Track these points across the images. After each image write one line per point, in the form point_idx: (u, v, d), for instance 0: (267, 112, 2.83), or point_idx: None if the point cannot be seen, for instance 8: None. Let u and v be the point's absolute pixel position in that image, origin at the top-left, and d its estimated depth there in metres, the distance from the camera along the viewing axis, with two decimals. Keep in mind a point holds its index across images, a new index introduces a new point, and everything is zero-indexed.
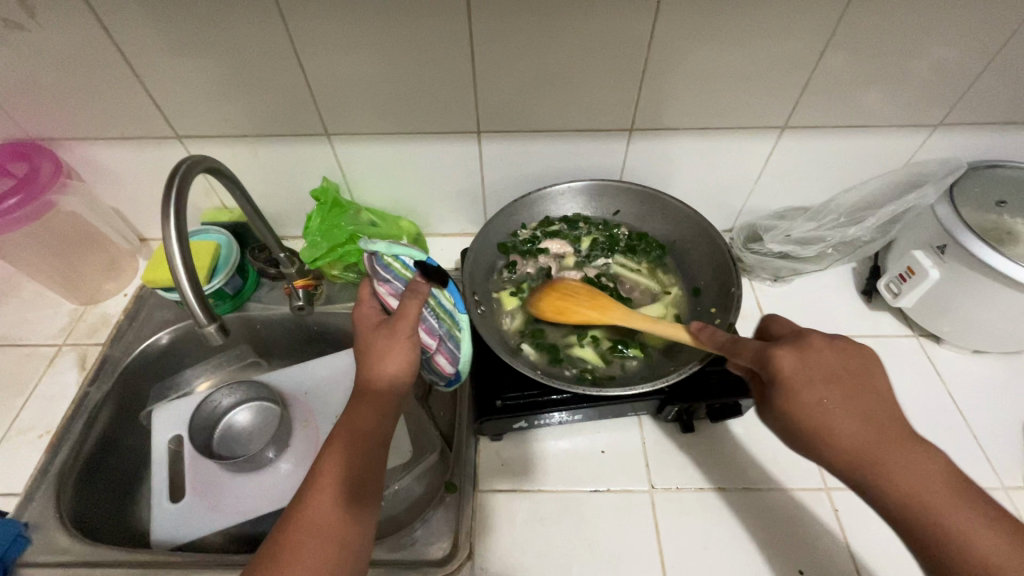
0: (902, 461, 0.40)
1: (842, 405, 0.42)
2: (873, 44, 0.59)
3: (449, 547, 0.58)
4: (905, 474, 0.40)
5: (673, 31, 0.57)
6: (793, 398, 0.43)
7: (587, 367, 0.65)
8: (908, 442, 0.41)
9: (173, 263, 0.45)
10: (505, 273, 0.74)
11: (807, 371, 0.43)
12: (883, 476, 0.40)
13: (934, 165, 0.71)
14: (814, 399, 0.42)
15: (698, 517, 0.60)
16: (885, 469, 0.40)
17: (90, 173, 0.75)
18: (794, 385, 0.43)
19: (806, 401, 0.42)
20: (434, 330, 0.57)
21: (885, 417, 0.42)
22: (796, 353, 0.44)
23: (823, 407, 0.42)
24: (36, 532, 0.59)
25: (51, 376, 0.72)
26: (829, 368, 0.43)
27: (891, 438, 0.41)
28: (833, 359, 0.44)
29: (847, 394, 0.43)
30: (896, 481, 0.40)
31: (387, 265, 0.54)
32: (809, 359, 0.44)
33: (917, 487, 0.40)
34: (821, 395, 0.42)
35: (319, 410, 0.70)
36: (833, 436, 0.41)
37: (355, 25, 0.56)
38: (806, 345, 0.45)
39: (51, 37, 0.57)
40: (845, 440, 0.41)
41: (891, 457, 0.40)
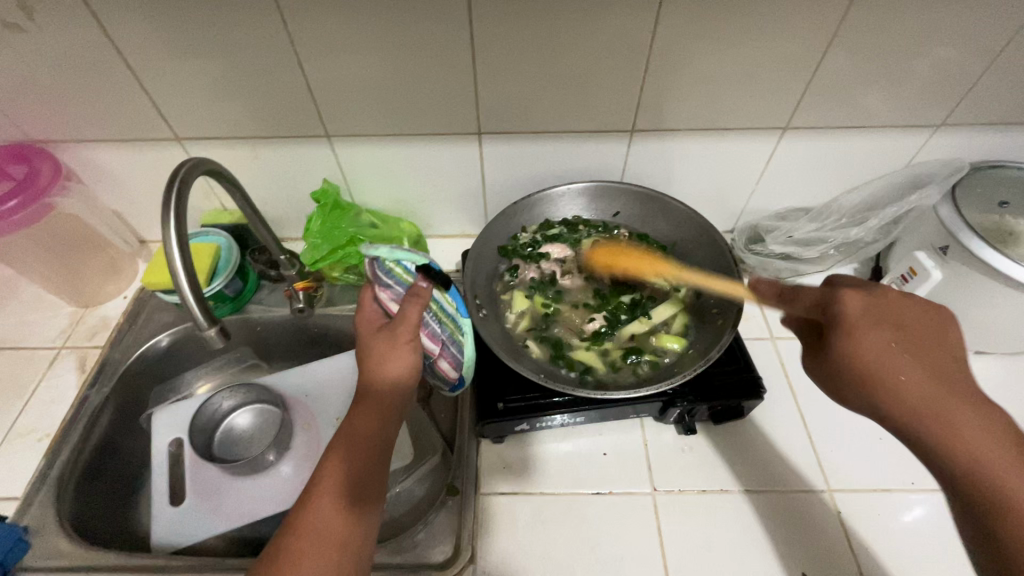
0: (966, 412, 0.38)
1: (907, 350, 0.41)
2: (875, 44, 0.59)
3: (451, 550, 0.57)
4: (967, 425, 0.38)
5: (674, 32, 0.57)
6: (856, 336, 0.41)
7: (598, 374, 0.64)
8: (974, 399, 0.39)
9: (173, 267, 0.45)
10: (506, 279, 0.74)
11: (873, 313, 0.42)
12: (945, 424, 0.38)
13: (936, 165, 0.70)
14: (880, 339, 0.41)
15: (700, 519, 0.60)
16: (947, 416, 0.38)
17: (89, 175, 0.74)
18: (859, 324, 0.42)
19: (869, 339, 0.41)
20: (437, 335, 0.56)
21: (952, 372, 0.40)
22: (865, 297, 0.43)
23: (889, 348, 0.40)
24: (36, 536, 0.58)
25: (50, 379, 0.72)
26: (898, 316, 0.42)
27: (955, 391, 0.39)
28: (903, 309, 0.43)
29: (911, 342, 0.41)
30: (959, 432, 0.38)
31: (387, 270, 0.53)
32: (877, 304, 0.43)
33: (983, 445, 0.37)
34: (887, 336, 0.41)
35: (320, 413, 0.70)
36: (896, 379, 0.40)
37: (355, 26, 0.56)
38: (876, 292, 0.44)
39: (49, 39, 0.56)
40: (904, 384, 0.39)
41: (957, 407, 0.38)
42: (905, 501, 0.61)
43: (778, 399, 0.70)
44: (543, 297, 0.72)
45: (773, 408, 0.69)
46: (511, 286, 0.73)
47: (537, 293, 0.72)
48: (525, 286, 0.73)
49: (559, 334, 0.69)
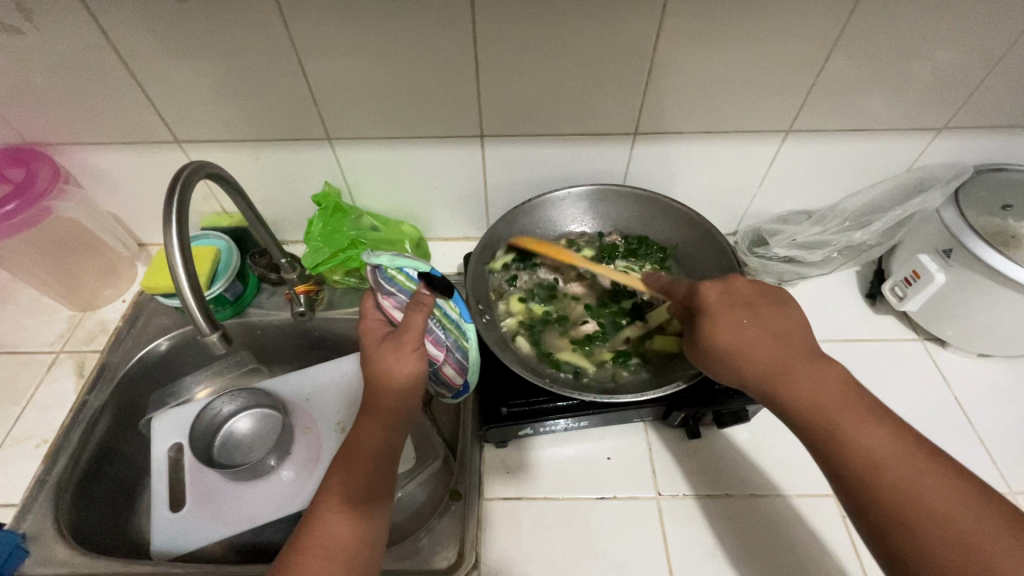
0: (806, 372, 0.45)
1: (758, 327, 0.48)
2: (879, 47, 0.59)
3: (455, 556, 0.57)
4: (807, 382, 0.45)
5: (678, 35, 0.57)
6: (715, 321, 0.49)
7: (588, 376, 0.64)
8: (811, 358, 0.46)
9: (174, 271, 0.44)
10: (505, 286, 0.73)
11: (727, 300, 0.50)
12: (785, 383, 0.45)
13: (941, 169, 0.72)
14: (734, 320, 0.48)
15: (706, 523, 0.60)
16: (789, 378, 0.45)
17: (87, 178, 0.74)
18: (716, 311, 0.49)
19: (725, 322, 0.48)
20: (441, 341, 0.57)
21: (793, 339, 0.48)
22: (720, 287, 0.51)
23: (741, 328, 0.48)
24: (34, 543, 0.58)
25: (48, 384, 0.71)
26: (749, 300, 0.50)
27: (796, 354, 0.47)
28: (749, 291, 0.51)
29: (759, 317, 0.49)
30: (797, 388, 0.45)
31: (391, 278, 0.54)
32: (730, 290, 0.51)
33: (817, 397, 0.44)
34: (740, 317, 0.48)
35: (321, 417, 0.70)
36: (747, 352, 0.47)
37: (357, 29, 0.56)
38: (729, 281, 0.52)
39: (48, 41, 0.56)
40: (753, 353, 0.47)
41: (796, 368, 0.46)
42: None
43: None
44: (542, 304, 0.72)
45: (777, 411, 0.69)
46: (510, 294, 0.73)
47: (532, 298, 0.73)
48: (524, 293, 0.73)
49: (555, 338, 0.69)
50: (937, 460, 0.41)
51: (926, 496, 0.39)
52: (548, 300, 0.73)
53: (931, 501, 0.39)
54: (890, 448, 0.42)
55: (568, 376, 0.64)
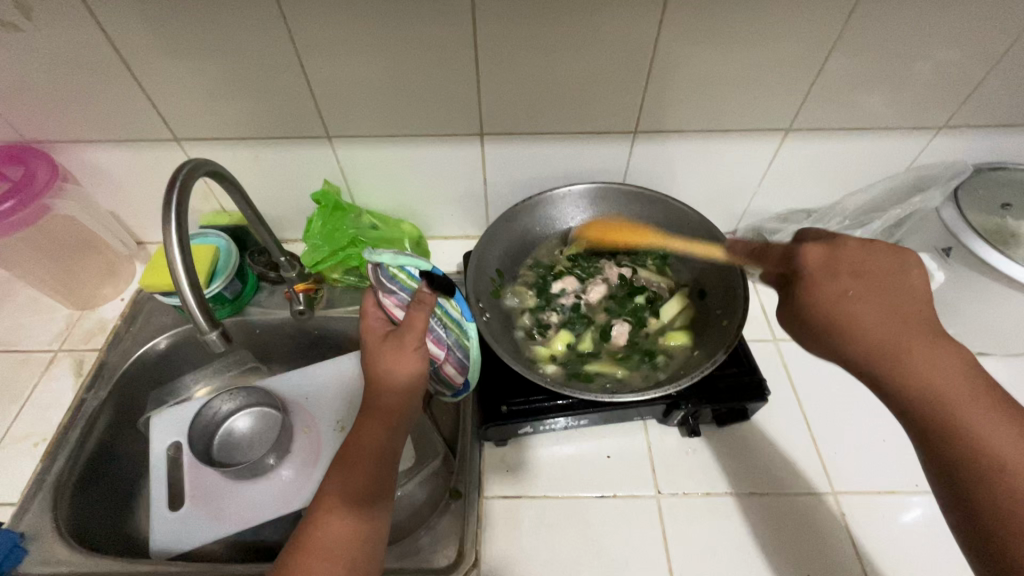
0: (927, 355, 0.39)
1: (872, 297, 0.41)
2: (878, 47, 0.59)
3: (455, 554, 0.57)
4: (926, 367, 0.39)
5: (678, 33, 0.57)
6: (816, 290, 0.43)
7: (603, 377, 0.64)
8: (932, 336, 0.40)
9: (174, 269, 0.44)
10: (520, 315, 0.71)
11: (835, 265, 0.43)
12: (901, 362, 0.39)
13: (940, 169, 0.72)
14: (840, 289, 0.42)
15: (705, 521, 0.60)
16: (903, 358, 0.39)
17: (86, 176, 0.74)
18: (819, 277, 0.43)
19: (828, 291, 0.42)
20: (442, 340, 0.58)
21: (914, 314, 0.41)
22: (826, 248, 0.44)
23: (848, 298, 0.42)
24: (33, 543, 0.58)
25: (46, 383, 0.71)
26: (865, 266, 0.43)
27: (916, 332, 0.40)
28: (865, 256, 0.43)
29: (872, 287, 0.42)
30: (913, 368, 0.39)
31: (392, 277, 0.54)
32: (840, 256, 0.43)
33: (936, 381, 0.39)
34: (847, 285, 0.42)
35: (320, 415, 0.69)
36: (855, 327, 0.41)
37: (356, 27, 0.55)
38: (841, 242, 0.44)
39: (46, 38, 0.56)
40: (865, 330, 0.41)
41: (915, 346, 0.40)
42: (908, 502, 0.61)
43: (782, 402, 0.70)
44: (563, 322, 0.71)
45: (777, 410, 0.69)
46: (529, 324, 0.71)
47: (540, 301, 0.73)
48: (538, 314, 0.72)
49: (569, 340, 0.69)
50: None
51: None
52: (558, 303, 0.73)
53: None
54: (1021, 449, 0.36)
55: (584, 378, 0.64)
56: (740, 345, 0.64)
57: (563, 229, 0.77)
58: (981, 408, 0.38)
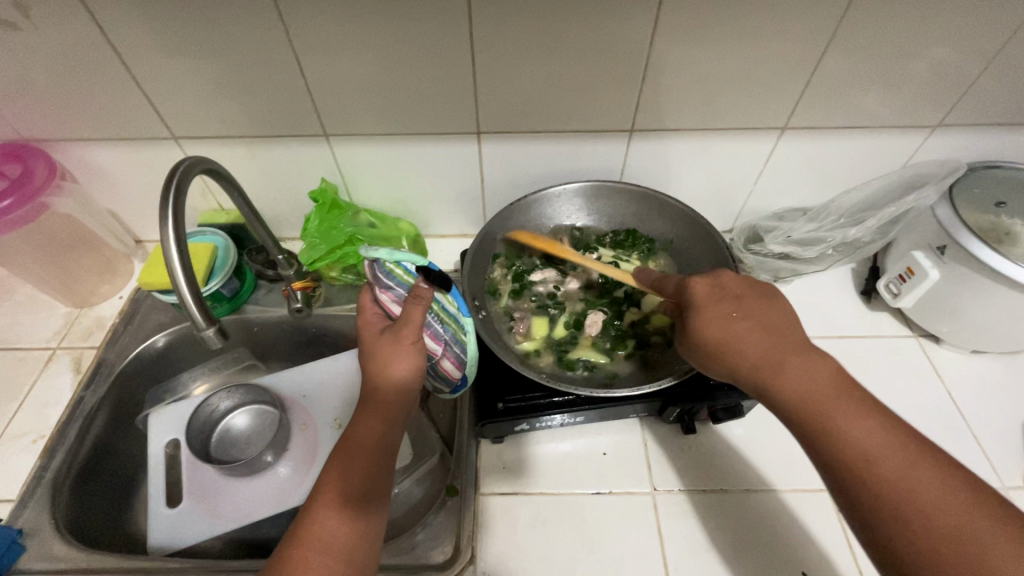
0: (803, 366, 0.44)
1: (752, 319, 0.47)
2: (873, 46, 0.59)
3: (451, 550, 0.58)
4: (802, 377, 0.44)
5: (674, 32, 0.57)
6: (704, 316, 0.48)
7: (592, 370, 0.66)
8: (801, 352, 0.45)
9: (172, 266, 0.44)
10: (500, 302, 0.72)
11: (718, 294, 0.50)
12: (774, 375, 0.45)
13: (933, 166, 0.71)
14: (724, 313, 0.48)
15: (700, 518, 0.60)
16: (784, 371, 0.45)
17: (85, 174, 0.74)
18: (705, 305, 0.49)
19: (714, 316, 0.48)
20: (440, 336, 0.57)
21: (786, 333, 0.47)
22: (710, 281, 0.51)
23: (731, 321, 0.47)
24: (31, 539, 0.58)
25: (45, 381, 0.71)
26: (744, 294, 0.49)
27: (787, 349, 0.46)
28: (739, 286, 0.50)
29: (749, 313, 0.48)
30: (787, 380, 0.44)
31: (388, 272, 0.53)
32: (722, 287, 0.50)
33: (807, 390, 0.43)
34: (729, 310, 0.48)
35: (318, 412, 0.70)
36: (735, 347, 0.46)
37: (354, 26, 0.56)
38: (724, 273, 0.51)
39: (45, 38, 0.56)
40: (743, 349, 0.46)
41: (786, 360, 0.45)
42: None
43: None
44: (546, 312, 0.71)
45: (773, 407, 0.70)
46: (508, 311, 0.71)
47: (528, 292, 0.73)
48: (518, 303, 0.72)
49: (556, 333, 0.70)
50: (946, 469, 0.39)
51: (924, 498, 0.38)
52: (546, 294, 0.73)
53: (919, 496, 0.38)
54: (885, 447, 0.40)
55: (573, 372, 0.65)
56: None
57: (553, 223, 0.77)
58: (848, 412, 0.42)
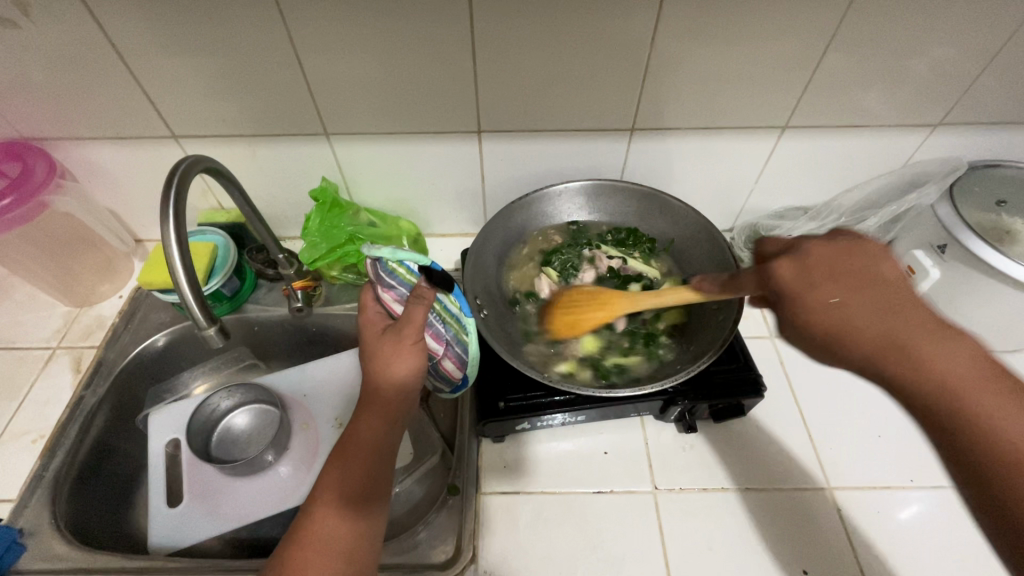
0: (937, 346, 0.39)
1: (859, 299, 0.42)
2: (873, 46, 0.59)
3: (453, 550, 0.57)
4: (935, 357, 0.38)
5: (675, 32, 0.57)
6: (800, 302, 0.44)
7: (606, 372, 0.65)
8: (928, 329, 0.39)
9: (173, 266, 0.44)
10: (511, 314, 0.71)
11: (810, 274, 0.44)
12: (903, 357, 0.39)
13: (936, 165, 0.72)
14: (824, 296, 0.43)
15: (701, 516, 0.60)
16: (914, 353, 0.39)
17: (84, 174, 0.74)
18: (798, 289, 0.44)
19: (812, 300, 0.43)
20: (441, 335, 0.58)
21: (904, 309, 0.41)
22: (797, 261, 0.45)
23: (835, 302, 0.42)
24: (31, 538, 0.58)
25: (44, 380, 0.71)
26: (843, 270, 0.44)
27: (910, 327, 0.40)
28: (832, 258, 0.44)
29: (853, 291, 0.42)
30: (921, 363, 0.38)
31: (391, 271, 0.54)
32: (812, 263, 0.45)
33: (946, 374, 0.37)
34: (829, 291, 0.43)
35: (319, 412, 0.70)
36: (848, 331, 0.41)
37: (355, 26, 0.56)
38: (812, 245, 0.46)
39: (45, 37, 0.56)
40: (855, 333, 0.41)
41: (913, 340, 0.39)
42: (903, 498, 0.62)
43: (778, 397, 0.70)
44: None
45: (774, 405, 0.70)
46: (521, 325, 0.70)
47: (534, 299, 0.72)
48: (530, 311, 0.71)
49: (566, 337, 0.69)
50: None
51: None
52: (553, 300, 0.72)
53: None
54: None
55: (587, 375, 0.64)
56: (736, 342, 0.64)
57: (552, 222, 0.77)
58: (999, 399, 0.36)
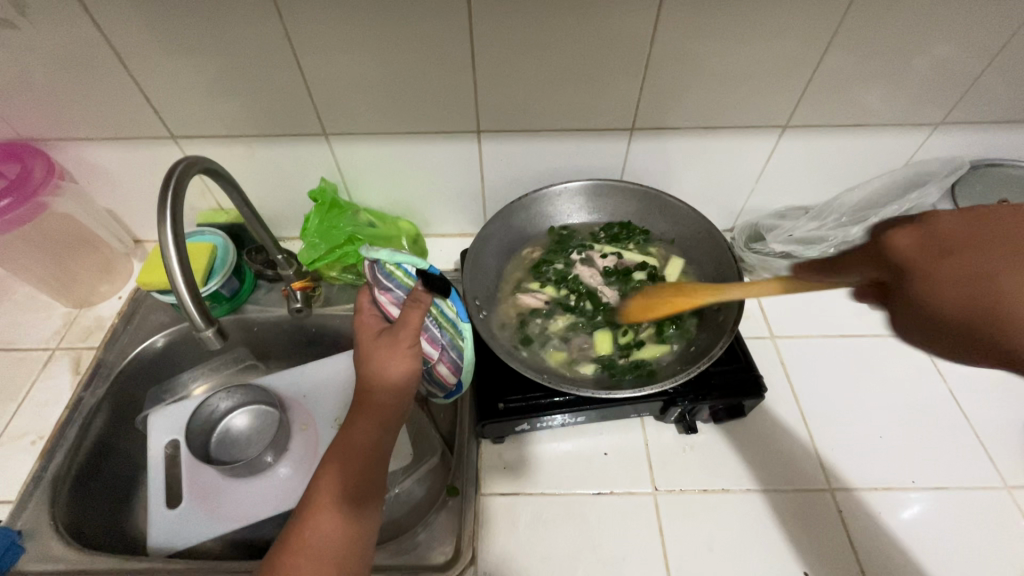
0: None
1: None
2: (874, 45, 0.59)
3: (452, 551, 0.57)
4: None
5: (675, 32, 0.57)
6: (931, 282, 0.33)
7: (616, 370, 0.64)
8: None
9: (169, 267, 0.44)
10: (510, 325, 0.70)
11: (943, 243, 0.33)
12: None
13: (937, 163, 0.74)
14: (966, 270, 0.32)
15: (702, 517, 0.60)
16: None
17: (83, 174, 0.73)
18: (927, 265, 0.33)
19: (948, 277, 0.32)
20: (437, 340, 0.57)
21: None
22: (919, 231, 0.34)
23: (985, 279, 0.31)
24: (30, 540, 0.58)
25: (44, 381, 0.71)
26: (1002, 233, 0.32)
27: None
28: (979, 219, 0.33)
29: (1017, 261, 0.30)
30: None
31: (389, 274, 0.54)
32: (942, 230, 0.33)
33: None
34: (975, 263, 0.31)
35: (318, 413, 0.70)
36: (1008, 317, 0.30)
37: (354, 26, 0.56)
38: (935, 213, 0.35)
39: (44, 38, 0.56)
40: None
41: None
42: (905, 499, 0.61)
43: (779, 397, 0.70)
44: (556, 323, 0.71)
45: (774, 406, 0.69)
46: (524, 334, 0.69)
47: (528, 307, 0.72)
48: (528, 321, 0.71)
49: (568, 341, 0.69)
50: None
51: None
52: (547, 306, 0.72)
53: None
54: None
55: (596, 376, 0.64)
56: (736, 342, 0.64)
57: (541, 225, 0.77)
58: None
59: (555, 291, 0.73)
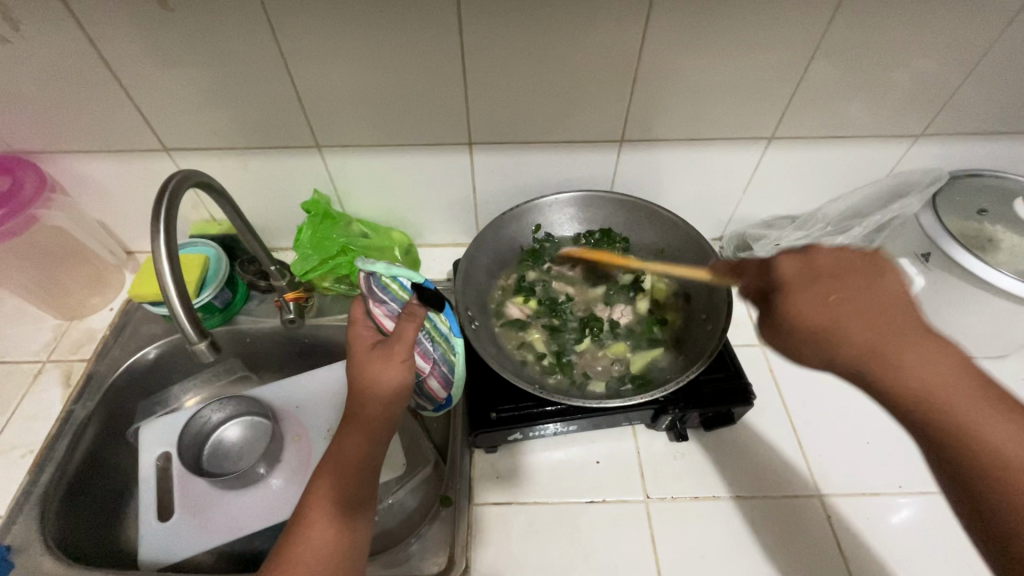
0: (921, 360, 0.38)
1: (858, 304, 0.40)
2: (855, 57, 0.60)
3: (446, 561, 0.58)
4: (923, 367, 0.37)
5: (661, 45, 0.58)
6: (794, 300, 0.42)
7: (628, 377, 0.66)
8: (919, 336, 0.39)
9: (162, 279, 0.44)
10: (513, 351, 0.69)
11: (812, 273, 0.42)
12: (889, 364, 0.38)
13: (918, 175, 0.73)
14: (822, 296, 0.41)
15: (694, 523, 0.61)
16: (903, 365, 0.38)
17: (75, 187, 0.74)
18: (798, 286, 0.42)
19: (808, 298, 0.41)
20: (429, 354, 0.59)
21: (896, 315, 0.40)
22: (800, 259, 0.44)
23: (830, 305, 0.40)
24: (19, 556, 0.57)
25: (34, 394, 0.70)
26: (847, 273, 0.42)
27: (902, 333, 0.39)
28: (839, 261, 0.43)
29: (856, 295, 0.40)
30: (905, 367, 0.38)
31: (385, 286, 0.56)
32: (814, 262, 0.43)
33: (929, 384, 0.37)
34: (829, 292, 0.41)
35: (311, 424, 0.69)
36: (842, 334, 0.39)
37: (347, 37, 0.56)
38: (809, 250, 0.44)
39: (36, 52, 0.56)
40: (848, 338, 0.39)
41: (907, 349, 0.38)
42: (893, 504, 0.62)
43: (767, 404, 0.71)
44: (554, 342, 0.71)
45: (762, 413, 0.70)
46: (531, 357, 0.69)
47: (521, 332, 0.71)
48: (518, 340, 0.71)
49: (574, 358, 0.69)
50: None
51: None
52: (537, 330, 0.72)
53: None
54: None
55: (610, 386, 0.65)
56: (726, 350, 0.65)
57: (522, 236, 0.76)
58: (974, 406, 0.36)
59: (535, 309, 0.74)
